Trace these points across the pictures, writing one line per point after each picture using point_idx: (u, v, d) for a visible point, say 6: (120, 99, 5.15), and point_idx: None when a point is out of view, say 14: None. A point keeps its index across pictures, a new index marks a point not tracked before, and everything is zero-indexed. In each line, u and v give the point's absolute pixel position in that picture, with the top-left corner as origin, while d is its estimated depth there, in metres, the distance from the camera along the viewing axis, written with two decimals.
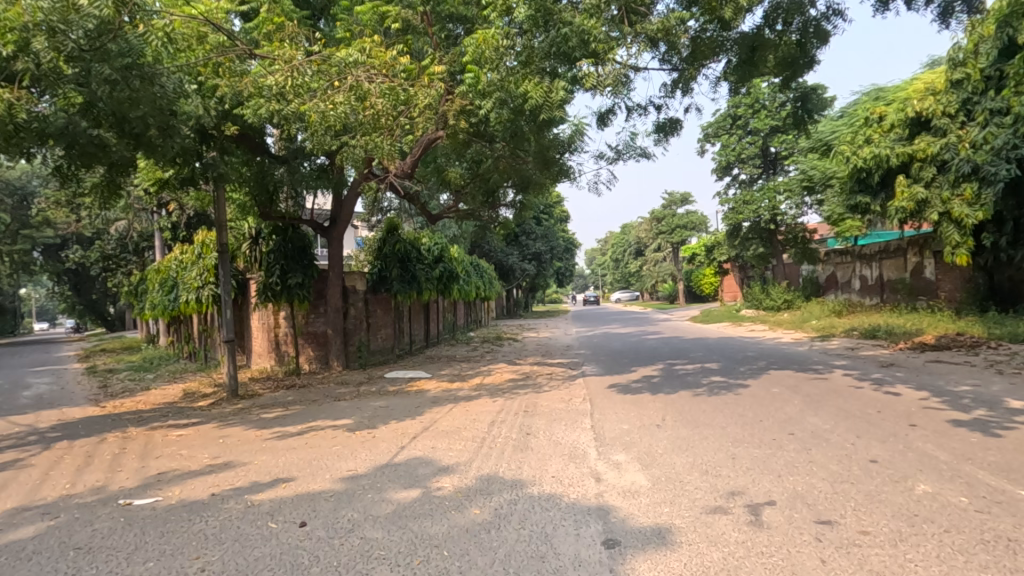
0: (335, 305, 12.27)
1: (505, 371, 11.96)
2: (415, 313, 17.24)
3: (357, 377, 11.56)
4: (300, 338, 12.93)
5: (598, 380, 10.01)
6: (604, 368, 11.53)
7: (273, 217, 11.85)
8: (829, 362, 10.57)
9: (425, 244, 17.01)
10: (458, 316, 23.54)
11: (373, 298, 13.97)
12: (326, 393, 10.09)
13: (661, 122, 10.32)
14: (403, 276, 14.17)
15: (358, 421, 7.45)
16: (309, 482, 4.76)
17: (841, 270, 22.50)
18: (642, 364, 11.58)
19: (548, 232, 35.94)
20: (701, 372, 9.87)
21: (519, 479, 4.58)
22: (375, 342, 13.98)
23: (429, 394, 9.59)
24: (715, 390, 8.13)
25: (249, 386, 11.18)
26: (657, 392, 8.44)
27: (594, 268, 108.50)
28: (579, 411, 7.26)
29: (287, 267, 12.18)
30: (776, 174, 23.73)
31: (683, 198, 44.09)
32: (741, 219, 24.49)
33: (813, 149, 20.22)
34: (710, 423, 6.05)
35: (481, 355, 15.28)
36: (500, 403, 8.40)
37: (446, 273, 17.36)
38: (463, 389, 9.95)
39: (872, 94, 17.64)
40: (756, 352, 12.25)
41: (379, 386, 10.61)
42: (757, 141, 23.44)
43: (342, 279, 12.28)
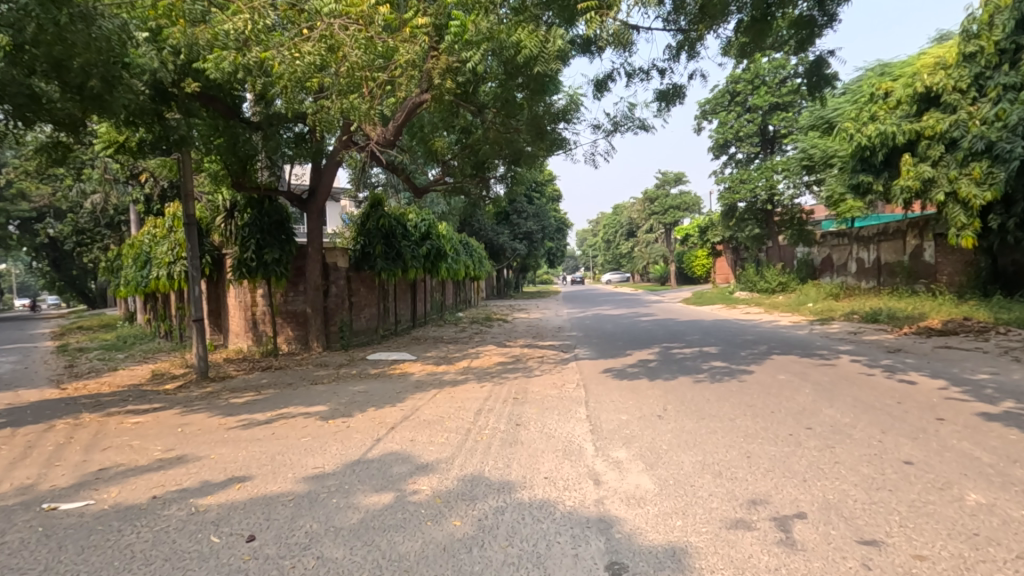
0: (315, 283, 11.60)
1: (494, 353, 11.40)
2: (402, 293, 16.58)
3: (338, 359, 10.94)
4: (278, 317, 12.25)
5: (591, 364, 9.48)
6: (597, 350, 11.03)
7: (247, 187, 11.04)
8: (833, 346, 10.12)
9: (412, 220, 16.28)
10: (446, 296, 22.89)
11: (356, 276, 13.29)
12: (302, 376, 9.47)
13: (664, 91, 9.66)
14: (388, 253, 13.44)
15: (334, 408, 6.87)
16: (268, 483, 4.17)
17: (837, 253, 22.08)
18: (636, 346, 11.08)
19: (540, 210, 35.21)
20: (700, 357, 9.38)
21: (507, 480, 4.02)
22: (358, 323, 13.35)
23: (412, 378, 9.02)
24: (717, 376, 7.64)
25: (223, 368, 10.54)
26: (655, 377, 7.92)
27: (586, 248, 107.85)
28: (573, 399, 6.73)
29: (263, 241, 11.36)
30: (774, 153, 23.11)
31: (677, 177, 43.26)
32: (737, 199, 23.97)
33: (814, 126, 19.57)
34: (716, 414, 5.54)
35: (470, 336, 14.70)
36: (487, 389, 7.85)
37: (434, 251, 16.67)
38: (449, 373, 9.39)
39: (879, 69, 16.95)
40: (755, 336, 11.79)
41: (360, 369, 10.03)
42: (755, 119, 22.72)
43: (322, 256, 11.57)
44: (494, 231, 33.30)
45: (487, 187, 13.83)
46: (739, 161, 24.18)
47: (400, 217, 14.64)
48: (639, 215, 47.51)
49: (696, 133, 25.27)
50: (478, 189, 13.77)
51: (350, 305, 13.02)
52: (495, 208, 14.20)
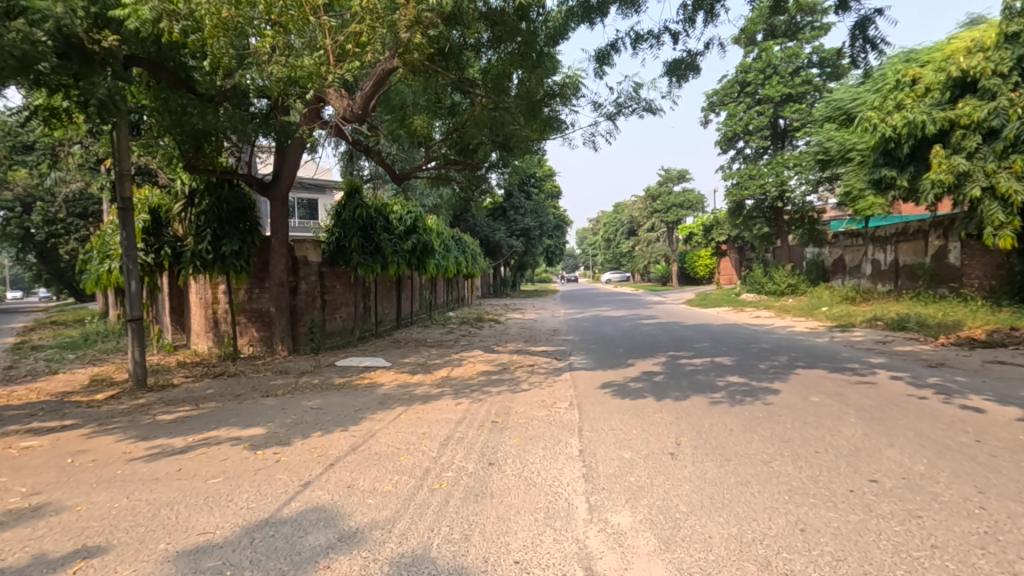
0: (279, 279, 10.36)
1: (479, 360, 10.16)
2: (384, 291, 15.37)
3: (302, 366, 9.67)
4: (240, 317, 11.03)
5: (588, 376, 8.24)
6: (595, 359, 9.79)
7: (202, 170, 9.73)
8: (863, 358, 8.87)
9: (397, 212, 15.07)
10: (436, 295, 21.63)
11: (329, 272, 12.07)
12: (256, 386, 8.25)
13: (675, 63, 8.45)
14: (365, 247, 12.19)
15: (273, 431, 5.63)
16: (125, 563, 2.94)
17: (851, 254, 20.86)
18: (638, 355, 9.82)
19: (537, 206, 33.95)
20: (714, 370, 8.13)
21: (458, 568, 2.80)
22: (332, 324, 12.13)
23: (380, 390, 7.78)
24: (737, 396, 6.39)
25: (169, 374, 9.29)
26: (663, 396, 6.68)
27: (586, 247, 106.57)
28: (564, 425, 5.49)
29: (220, 231, 10.08)
30: (785, 148, 21.89)
31: (681, 174, 41.94)
32: (745, 196, 22.72)
33: (830, 118, 18.31)
34: (747, 456, 4.28)
35: (456, 338, 13.44)
36: (463, 406, 6.61)
37: (420, 246, 15.46)
38: (423, 384, 8.13)
39: (904, 54, 15.69)
40: (772, 344, 10.54)
41: (323, 378, 8.77)
42: (766, 111, 21.43)
43: (287, 248, 10.33)
44: (490, 227, 32.06)
45: (477, 177, 12.69)
46: (748, 156, 22.95)
47: (382, 208, 13.44)
48: (640, 213, 46.19)
49: (703, 126, 24.03)
50: (466, 176, 12.68)
51: (322, 304, 11.80)
52: (486, 199, 13.03)
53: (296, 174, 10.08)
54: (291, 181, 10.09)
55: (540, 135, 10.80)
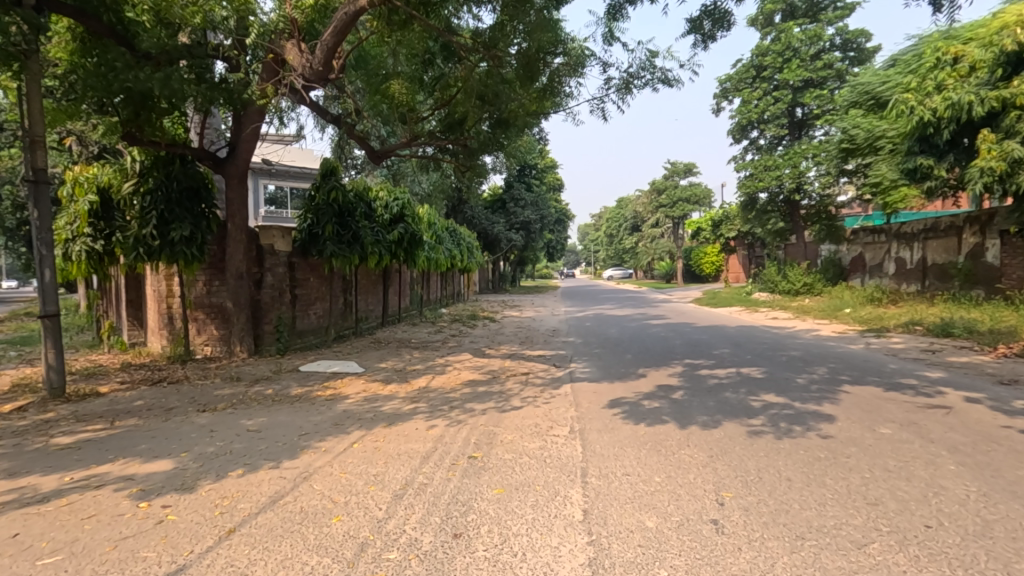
0: (237, 270, 8.97)
1: (466, 366, 8.82)
2: (367, 285, 14.02)
3: (259, 371, 8.33)
4: (195, 313, 9.66)
5: (592, 391, 6.88)
6: (600, 367, 8.42)
7: (143, 142, 8.21)
8: (916, 371, 7.50)
9: (382, 198, 13.71)
10: (428, 290, 20.25)
11: (300, 263, 10.72)
12: (197, 397, 6.89)
13: (701, 17, 7.12)
14: (341, 235, 10.82)
15: (181, 469, 4.28)
16: None
17: (872, 252, 19.48)
18: (651, 364, 8.46)
19: (538, 199, 32.57)
20: (745, 385, 6.77)
21: None
22: (301, 322, 10.76)
23: (340, 405, 6.43)
24: (782, 424, 5.03)
25: (103, 381, 7.94)
26: (688, 421, 5.32)
27: (588, 243, 105.13)
28: (562, 467, 4.15)
29: (169, 213, 8.69)
30: (803, 137, 20.47)
31: (688, 168, 40.50)
32: (759, 188, 21.33)
33: (857, 103, 16.89)
34: (828, 532, 2.95)
35: (443, 339, 12.08)
36: (436, 432, 5.26)
37: (407, 236, 14.10)
38: (395, 397, 6.78)
39: (942, 32, 14.30)
40: (802, 352, 9.16)
41: (279, 387, 7.41)
42: (784, 96, 19.97)
43: (245, 234, 8.94)
44: (489, 219, 30.67)
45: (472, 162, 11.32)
46: (762, 146, 21.55)
47: (364, 193, 12.06)
48: (644, 208, 44.72)
49: (714, 114, 22.61)
50: (458, 159, 11.21)
51: (291, 299, 10.44)
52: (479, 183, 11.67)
53: (256, 148, 8.72)
54: (250, 156, 8.74)
55: (540, 105, 9.41)
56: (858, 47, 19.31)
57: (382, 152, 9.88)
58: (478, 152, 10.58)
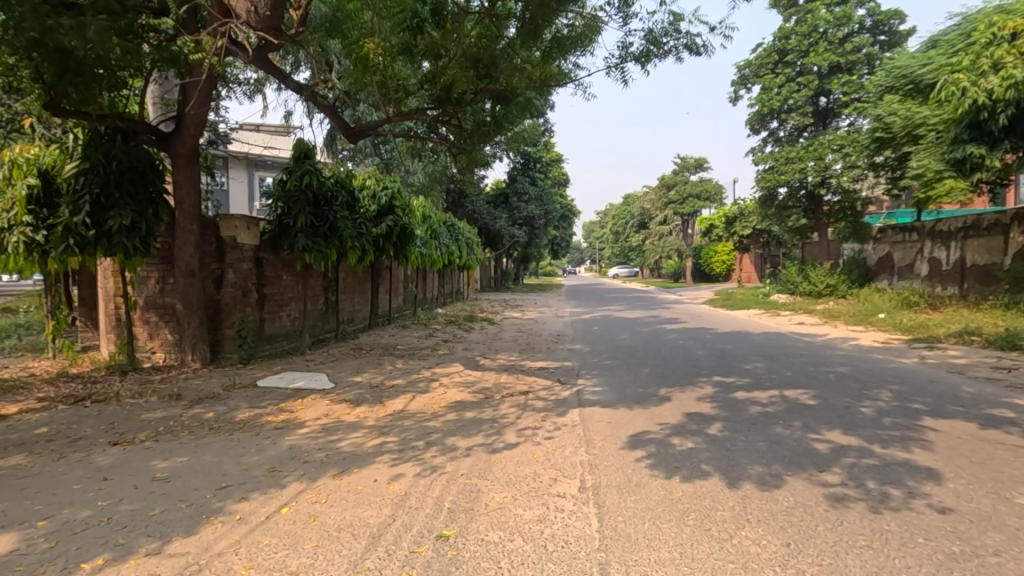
0: (187, 266, 7.64)
1: (454, 382, 7.47)
2: (351, 283, 12.71)
3: (207, 387, 7.00)
4: (146, 316, 8.40)
5: (606, 421, 5.52)
6: (612, 385, 7.09)
7: (70, 113, 6.91)
8: (1002, 398, 6.10)
9: (368, 187, 12.37)
10: (423, 289, 18.94)
11: (270, 259, 9.42)
12: (116, 423, 5.56)
13: None
14: (316, 227, 9.47)
15: (18, 555, 2.96)
16: None
17: (902, 252, 18.03)
18: (673, 382, 7.09)
19: (543, 193, 31.24)
20: (798, 416, 5.39)
21: None
22: (270, 326, 9.46)
23: (288, 438, 5.10)
24: (872, 486, 3.66)
25: (21, 397, 6.64)
26: (738, 474, 3.96)
27: (593, 240, 103.65)
28: (571, 565, 2.81)
29: (106, 198, 7.38)
30: (829, 128, 19.00)
31: (699, 163, 38.97)
32: (779, 183, 19.92)
33: (893, 89, 15.43)
34: None
35: (433, 346, 10.75)
36: (401, 486, 3.93)
37: (396, 229, 12.75)
38: (361, 426, 5.46)
39: (993, 7, 12.86)
40: (849, 368, 7.77)
41: (223, 409, 6.09)
42: (810, 82, 18.48)
43: (197, 225, 7.62)
44: (491, 214, 29.33)
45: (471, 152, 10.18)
46: (783, 137, 20.10)
47: (346, 181, 10.69)
48: (652, 204, 43.18)
49: (731, 103, 21.19)
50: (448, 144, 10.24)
51: (258, 301, 9.15)
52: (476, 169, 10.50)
53: (207, 121, 7.39)
54: (201, 131, 7.41)
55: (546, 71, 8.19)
56: (890, 30, 17.89)
57: (356, 128, 8.52)
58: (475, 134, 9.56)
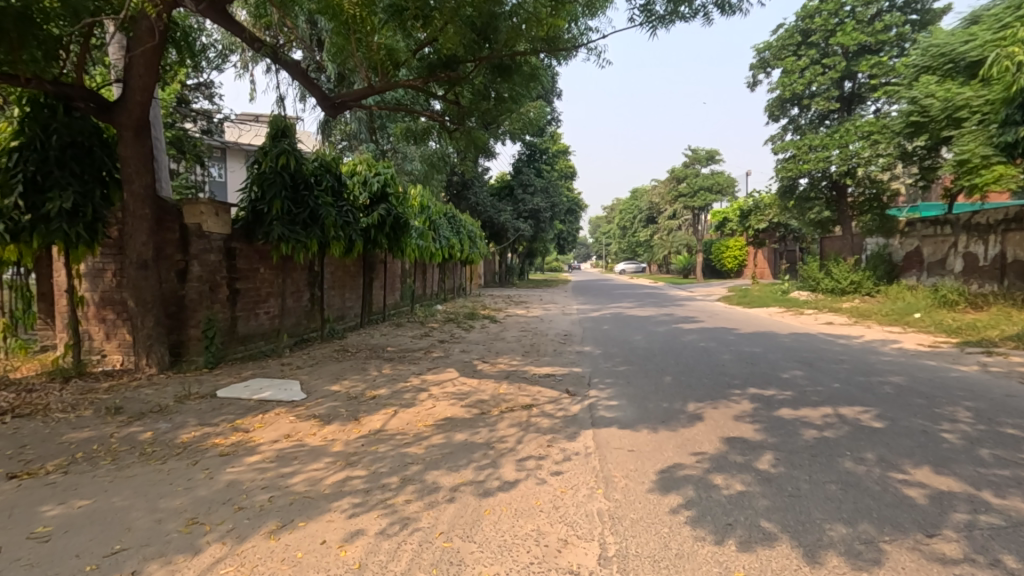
0: (139, 256, 6.61)
1: (445, 393, 6.42)
2: (340, 278, 11.75)
3: (156, 398, 5.97)
4: (101, 313, 7.42)
5: (627, 450, 4.46)
6: (630, 399, 6.02)
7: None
8: None
9: (359, 173, 11.38)
10: (422, 284, 17.93)
11: (245, 250, 8.40)
12: (27, 447, 4.54)
13: None
14: (293, 214, 8.42)
15: None
16: None
17: (932, 246, 16.81)
18: (702, 396, 6.02)
19: (548, 185, 30.19)
20: (866, 445, 4.32)
21: None
22: (244, 325, 8.48)
23: (230, 471, 4.07)
24: (1015, 566, 2.59)
25: None
26: (817, 540, 2.89)
27: (600, 235, 102.32)
28: None
29: (45, 178, 6.35)
30: (854, 114, 17.81)
31: (710, 155, 37.65)
32: (800, 173, 18.79)
33: (930, 69, 14.25)
34: None
35: (425, 347, 9.69)
36: (356, 553, 2.88)
37: (389, 219, 11.68)
38: (324, 454, 4.41)
39: None
40: (906, 379, 6.66)
41: (166, 427, 5.07)
42: (837, 64, 17.23)
43: (151, 209, 6.59)
44: (495, 207, 28.22)
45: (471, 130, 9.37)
46: (804, 125, 18.95)
47: (332, 164, 9.62)
48: (660, 198, 41.91)
49: (749, 89, 20.02)
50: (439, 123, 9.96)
51: (229, 297, 8.15)
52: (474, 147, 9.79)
53: (155, 85, 6.42)
54: (148, 97, 6.43)
55: (554, 27, 7.40)
56: (923, 8, 16.63)
57: (335, 98, 7.39)
58: (472, 110, 9.06)
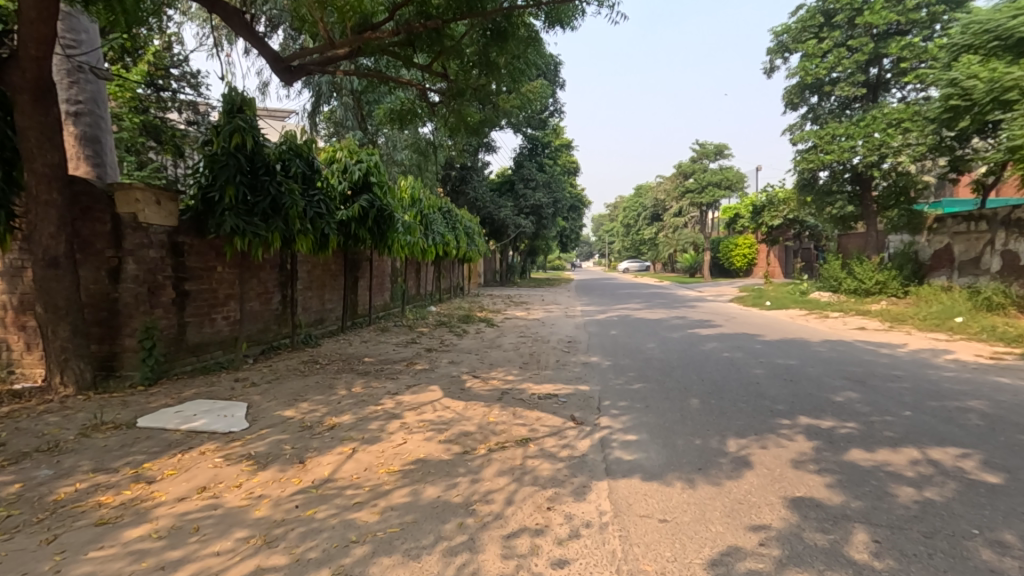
0: (46, 252, 5.41)
1: (421, 422, 5.19)
2: (319, 278, 10.60)
3: (56, 430, 4.74)
4: (19, 319, 6.22)
5: (658, 520, 3.21)
6: (652, 433, 4.78)
7: None
8: None
9: (338, 159, 10.21)
10: (414, 284, 16.70)
11: (195, 246, 7.19)
12: None
13: None
14: (251, 205, 7.17)
15: None
16: None
17: (965, 244, 15.45)
18: (744, 429, 4.77)
19: (551, 179, 28.92)
20: (994, 518, 3.08)
21: None
22: (195, 334, 7.27)
23: (90, 559, 2.82)
24: None
25: None
26: None
27: (603, 233, 100.93)
28: None
29: None
30: (880, 101, 16.65)
31: (719, 150, 36.34)
32: (818, 168, 17.72)
33: (971, 48, 12.97)
34: None
35: (408, 357, 8.44)
36: None
37: (372, 211, 10.45)
38: (238, 527, 3.18)
39: None
40: (991, 405, 5.41)
41: (45, 476, 3.84)
42: (864, 45, 15.87)
43: (60, 193, 5.49)
44: (495, 203, 26.96)
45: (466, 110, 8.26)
46: (824, 113, 17.86)
47: (302, 147, 8.40)
48: (666, 194, 40.54)
49: (766, 75, 18.75)
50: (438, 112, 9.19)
51: (176, 301, 6.94)
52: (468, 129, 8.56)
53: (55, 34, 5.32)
54: (47, 49, 5.31)
55: None
56: None
57: (289, 58, 6.09)
58: (465, 82, 7.87)
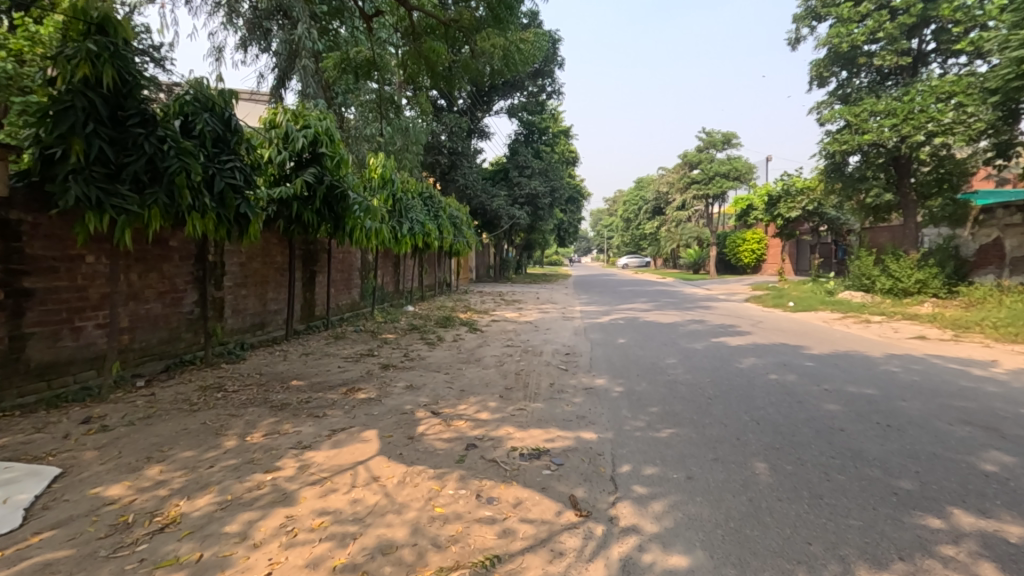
0: None
1: (319, 515, 3.10)
2: (255, 272, 8.48)
3: None
4: None
5: None
6: (713, 552, 2.71)
7: None
8: None
9: (277, 121, 8.08)
10: (390, 280, 14.58)
11: (42, 226, 5.10)
12: None
13: None
14: (114, 168, 5.04)
15: None
16: None
17: (1019, 238, 13.55)
18: (875, 546, 2.70)
19: (548, 167, 26.78)
20: None
21: None
22: (42, 351, 5.16)
23: None
24: None
25: None
26: None
27: (602, 228, 98.57)
28: None
29: None
30: (921, 74, 14.69)
31: (727, 138, 34.28)
32: (849, 151, 15.66)
33: None
34: None
35: (352, 379, 6.33)
36: None
37: (321, 189, 8.33)
38: None
39: None
40: None
41: None
42: (911, 6, 13.78)
43: None
44: (487, 192, 24.82)
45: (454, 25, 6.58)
46: (858, 88, 15.86)
47: (215, 99, 6.27)
48: (669, 186, 38.43)
49: (791, 47, 16.63)
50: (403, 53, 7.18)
51: (6, 305, 4.83)
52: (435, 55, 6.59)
53: None
54: None
55: None
56: None
57: None
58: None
